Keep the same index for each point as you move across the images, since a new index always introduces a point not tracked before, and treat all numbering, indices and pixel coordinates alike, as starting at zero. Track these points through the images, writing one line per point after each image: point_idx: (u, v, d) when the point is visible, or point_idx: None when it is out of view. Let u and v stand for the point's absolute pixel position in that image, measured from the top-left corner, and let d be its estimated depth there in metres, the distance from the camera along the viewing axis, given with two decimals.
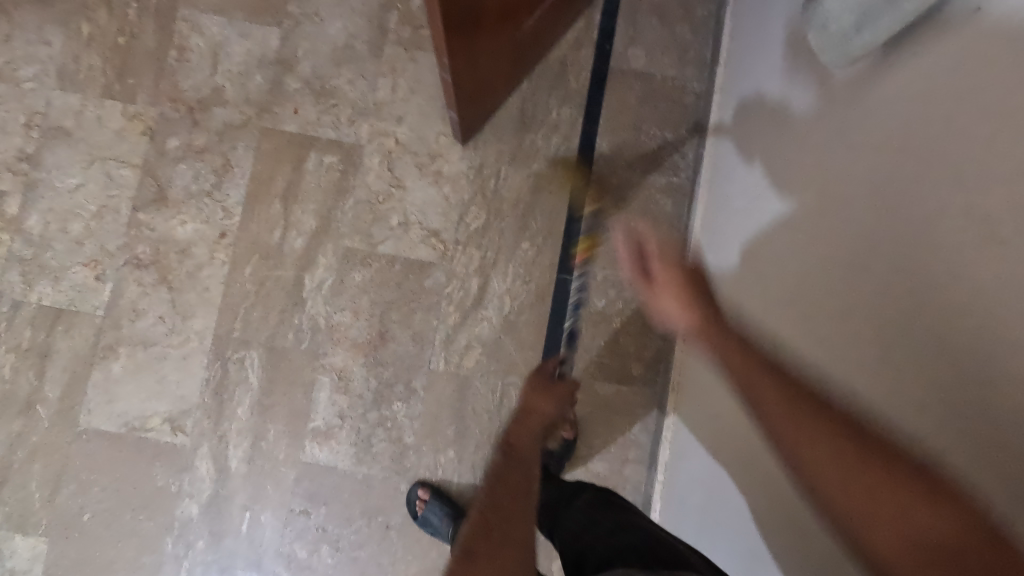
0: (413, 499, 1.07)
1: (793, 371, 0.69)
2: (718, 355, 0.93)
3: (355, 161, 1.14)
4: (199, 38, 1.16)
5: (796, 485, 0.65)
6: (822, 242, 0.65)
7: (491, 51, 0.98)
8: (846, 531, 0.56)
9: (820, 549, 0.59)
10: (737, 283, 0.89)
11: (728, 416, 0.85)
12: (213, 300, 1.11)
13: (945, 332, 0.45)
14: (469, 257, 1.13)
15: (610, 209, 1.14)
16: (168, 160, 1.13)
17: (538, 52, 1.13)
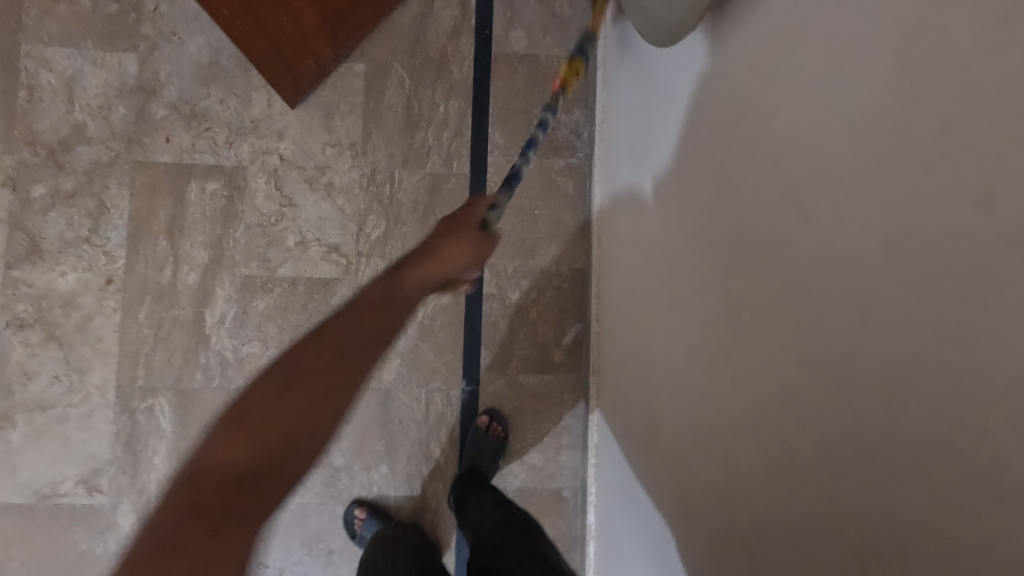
0: (350, 519, 1.05)
1: (676, 348, 0.66)
2: (623, 334, 0.92)
3: (239, 184, 1.09)
4: (49, 74, 1.07)
5: (683, 469, 0.61)
6: (690, 211, 0.63)
7: (293, 23, 0.91)
8: (720, 516, 0.52)
9: (703, 536, 0.55)
10: (631, 261, 0.87)
11: (635, 397, 0.83)
12: (110, 350, 1.06)
13: (789, 288, 0.43)
14: (374, 268, 1.10)
15: (512, 199, 1.12)
16: (36, 209, 1.06)
17: (370, 11, 1.06)
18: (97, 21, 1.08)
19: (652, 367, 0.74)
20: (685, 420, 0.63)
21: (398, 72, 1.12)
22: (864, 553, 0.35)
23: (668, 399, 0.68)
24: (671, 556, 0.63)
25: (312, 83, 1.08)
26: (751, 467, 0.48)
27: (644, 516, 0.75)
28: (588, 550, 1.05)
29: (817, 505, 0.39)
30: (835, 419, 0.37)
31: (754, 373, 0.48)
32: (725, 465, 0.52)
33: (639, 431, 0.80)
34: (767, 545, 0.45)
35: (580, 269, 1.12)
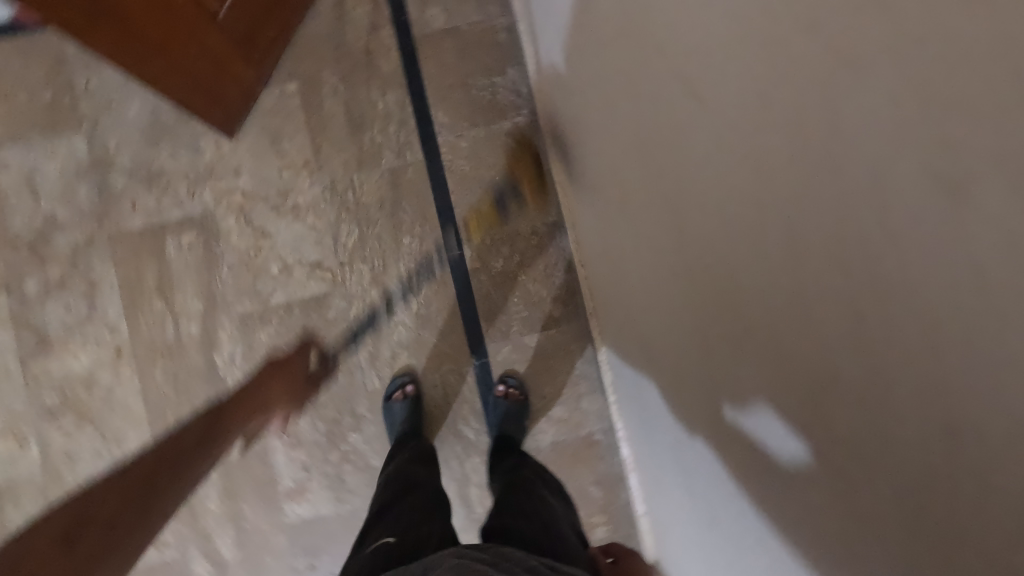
0: (394, 388, 1.10)
1: (638, 258, 0.70)
2: (603, 271, 0.93)
3: (212, 229, 1.12)
4: (9, 174, 1.11)
5: (676, 365, 0.64)
6: (619, 136, 0.64)
7: (206, 56, 0.92)
8: (712, 392, 0.55)
9: (705, 415, 0.58)
10: (592, 199, 0.89)
11: (626, 322, 0.86)
12: (139, 416, 1.11)
13: (712, 176, 0.44)
14: (359, 273, 1.12)
15: (472, 172, 1.14)
16: (35, 304, 1.10)
17: (280, 26, 1.06)
18: (37, 112, 1.11)
19: (627, 284, 0.77)
20: (670, 332, 0.64)
21: (330, 80, 1.13)
22: (836, 400, 0.37)
23: (646, 307, 0.71)
24: (692, 457, 0.65)
25: (243, 110, 1.10)
26: (733, 354, 0.50)
27: (659, 425, 0.78)
28: (630, 483, 1.08)
29: (772, 338, 0.42)
30: (785, 284, 0.39)
31: (710, 265, 0.49)
32: (712, 362, 0.54)
33: (641, 358, 0.82)
34: (749, 399, 0.48)
35: (554, 221, 1.13)
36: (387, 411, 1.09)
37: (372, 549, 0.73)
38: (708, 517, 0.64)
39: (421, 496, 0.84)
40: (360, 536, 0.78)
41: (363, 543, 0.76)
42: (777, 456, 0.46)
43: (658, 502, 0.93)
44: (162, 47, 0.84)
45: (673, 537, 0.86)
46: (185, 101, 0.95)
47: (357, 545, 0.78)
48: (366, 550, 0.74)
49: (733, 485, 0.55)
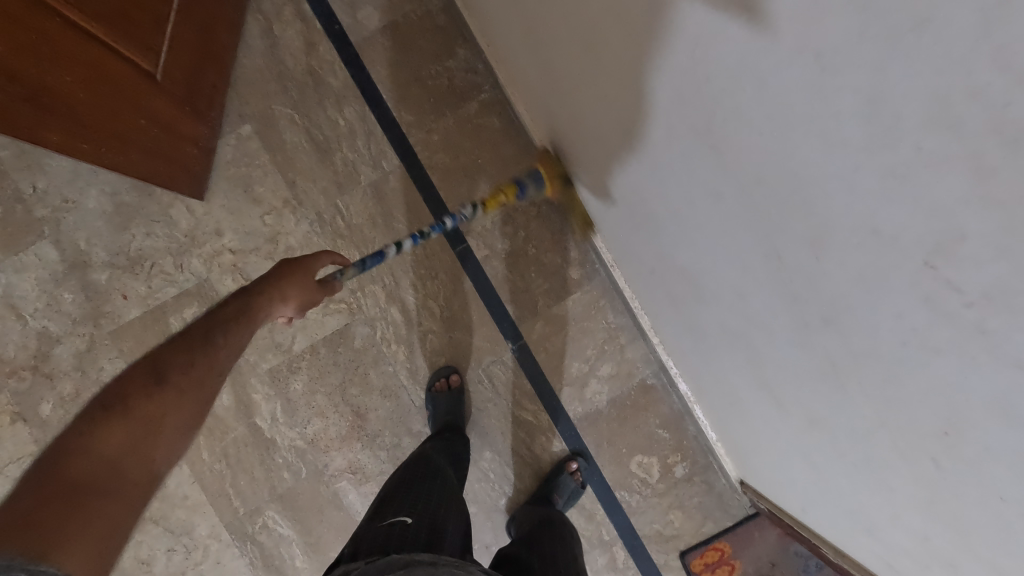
0: (438, 377, 1.10)
1: (620, 138, 0.73)
2: (620, 219, 0.91)
3: (212, 296, 1.08)
4: None
5: (688, 222, 0.67)
6: (600, 68, 0.67)
7: (153, 118, 0.85)
8: (726, 222, 0.58)
9: (728, 251, 0.61)
10: (590, 149, 0.86)
11: (653, 252, 0.84)
12: (199, 500, 1.08)
13: (696, 62, 0.47)
14: (374, 295, 1.10)
15: (453, 163, 1.11)
16: (57, 424, 1.06)
17: (217, 69, 1.01)
18: None
19: (621, 176, 0.80)
20: (681, 217, 0.68)
21: (283, 112, 1.09)
22: (873, 224, 0.38)
23: (643, 185, 0.74)
24: (769, 356, 0.65)
25: (206, 167, 1.05)
26: (769, 228, 0.51)
27: (705, 326, 0.80)
28: (697, 416, 1.09)
29: (739, 113, 0.46)
30: (791, 136, 0.41)
31: (718, 144, 0.51)
32: (732, 229, 0.58)
33: (681, 294, 0.82)
34: (754, 201, 0.51)
35: None
36: (428, 401, 1.08)
37: (388, 524, 0.74)
38: (806, 406, 0.63)
39: (439, 485, 0.86)
40: (377, 508, 0.80)
41: (379, 516, 0.77)
42: (846, 309, 0.46)
43: (730, 422, 0.92)
44: (114, 130, 0.79)
45: (765, 446, 0.83)
46: (140, 172, 0.88)
47: (371, 515, 0.79)
48: (381, 523, 0.75)
49: (795, 352, 0.58)
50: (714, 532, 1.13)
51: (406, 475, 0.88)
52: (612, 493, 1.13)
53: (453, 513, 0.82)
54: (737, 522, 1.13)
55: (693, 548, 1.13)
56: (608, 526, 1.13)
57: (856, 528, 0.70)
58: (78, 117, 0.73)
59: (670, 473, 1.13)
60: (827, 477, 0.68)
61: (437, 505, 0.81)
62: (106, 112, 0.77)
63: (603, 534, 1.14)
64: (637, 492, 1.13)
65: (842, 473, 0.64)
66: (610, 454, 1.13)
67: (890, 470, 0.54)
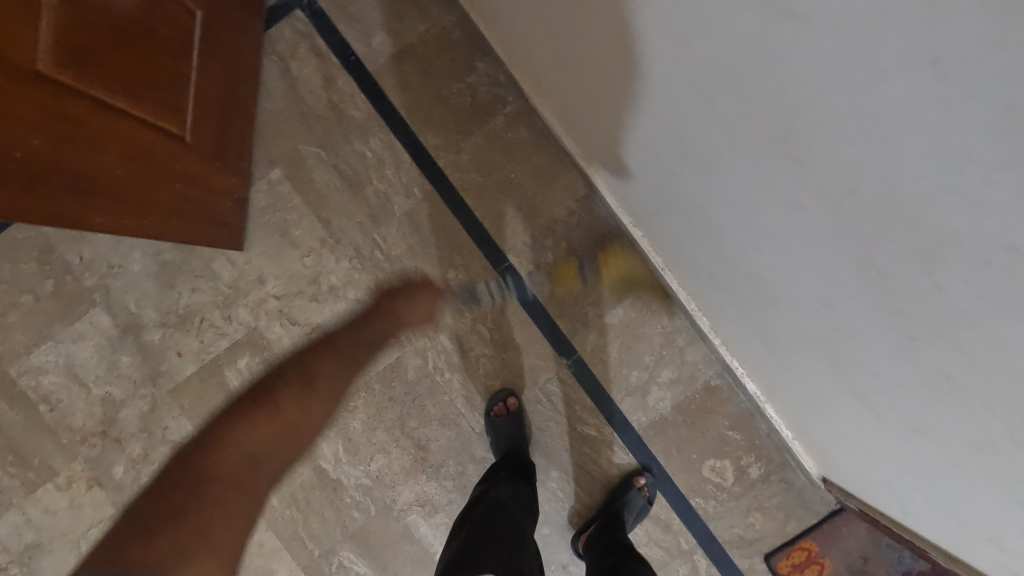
0: (496, 401, 1.07)
1: (665, 144, 0.69)
2: (671, 225, 0.87)
3: (263, 343, 1.08)
4: (50, 375, 1.07)
5: (754, 227, 0.63)
6: (642, 78, 0.64)
7: (186, 180, 0.84)
8: (803, 228, 0.54)
9: (805, 258, 0.57)
10: (633, 156, 0.82)
11: (711, 258, 0.80)
12: (275, 546, 1.08)
13: (765, 64, 0.44)
14: (422, 325, 1.08)
15: (485, 181, 1.08)
16: (131, 484, 1.07)
17: (241, 118, 1.00)
18: (48, 304, 1.07)
19: (669, 181, 0.76)
20: (745, 222, 0.64)
21: (310, 151, 1.08)
22: (1008, 241, 0.34)
23: (696, 190, 0.70)
24: (862, 367, 0.60)
25: (241, 218, 1.04)
26: (863, 242, 0.47)
27: (777, 330, 0.75)
28: (770, 415, 1.04)
29: (820, 118, 0.42)
30: (895, 146, 0.37)
31: (794, 154, 0.48)
32: (810, 237, 0.53)
33: (749, 298, 0.77)
34: (839, 208, 0.47)
35: (585, 195, 1.08)
36: (488, 427, 1.06)
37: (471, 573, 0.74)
38: (912, 419, 0.58)
39: (511, 531, 0.85)
40: (457, 554, 0.80)
41: (461, 561, 0.78)
42: (968, 326, 0.42)
43: (811, 425, 0.87)
44: (153, 202, 0.78)
45: (855, 451, 0.78)
46: (181, 236, 0.87)
47: (451, 561, 0.79)
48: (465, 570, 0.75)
49: (895, 360, 0.54)
50: (800, 531, 1.08)
51: (477, 523, 0.87)
52: (686, 500, 1.09)
53: (526, 555, 0.82)
54: (821, 519, 1.08)
55: (777, 549, 1.08)
56: (686, 535, 1.09)
57: (977, 539, 0.64)
58: (119, 194, 0.73)
59: (745, 474, 1.08)
60: (936, 483, 0.63)
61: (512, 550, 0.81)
62: (145, 185, 0.76)
63: (682, 543, 1.09)
64: (714, 497, 1.09)
65: (957, 481, 0.59)
66: (681, 462, 1.09)
67: (1022, 485, 0.49)
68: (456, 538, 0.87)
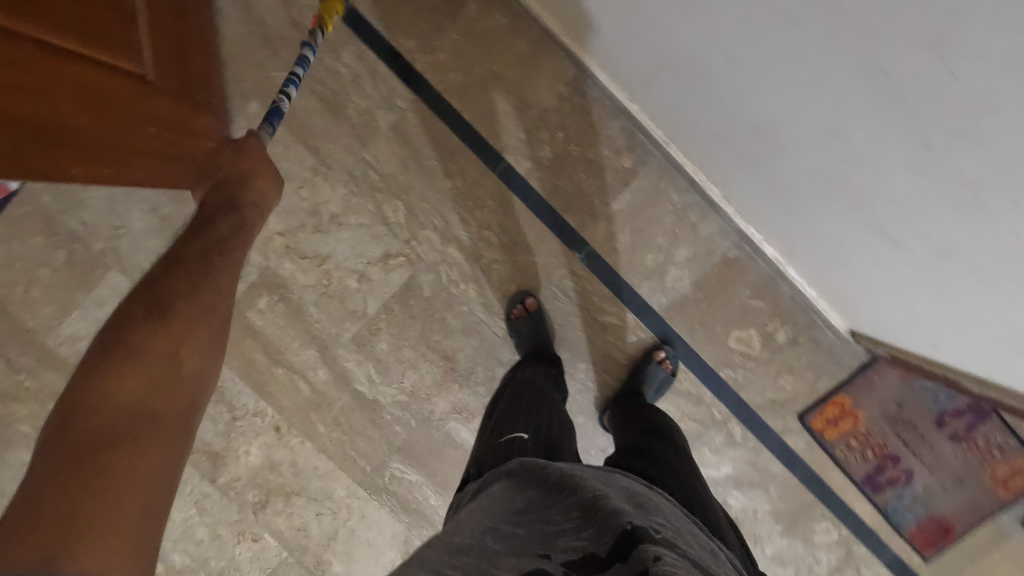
0: (513, 304, 1.08)
1: None
2: (666, 88, 0.81)
3: (277, 281, 1.09)
4: (84, 341, 1.11)
5: (752, 63, 0.58)
6: None
7: (157, 118, 0.81)
8: (808, 39, 0.50)
9: (810, 79, 0.53)
10: (620, 11, 0.75)
11: (711, 116, 0.76)
12: (329, 467, 1.15)
13: None
14: (428, 240, 1.07)
15: (468, 79, 1.03)
16: None
17: (202, 51, 0.95)
18: (64, 273, 1.09)
19: (658, 34, 0.70)
20: (740, 61, 0.60)
21: (283, 77, 1.03)
22: None
23: (687, 35, 0.65)
24: (878, 195, 0.58)
25: None
26: (887, 26, 0.43)
27: (785, 180, 0.72)
28: (793, 277, 1.03)
29: None
30: None
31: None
32: (818, 48, 0.49)
33: (755, 153, 0.74)
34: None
35: (575, 76, 1.02)
36: (510, 329, 1.06)
37: (507, 441, 0.77)
38: (906, 237, 0.59)
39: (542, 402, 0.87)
40: (495, 425, 0.83)
41: (498, 432, 0.80)
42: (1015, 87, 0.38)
43: (831, 276, 0.85)
44: (128, 147, 0.76)
45: (878, 291, 0.76)
46: (166, 182, 0.85)
47: (492, 431, 0.82)
48: (500, 441, 0.77)
49: (913, 172, 0.51)
50: (832, 387, 1.09)
51: (511, 399, 0.89)
52: (716, 374, 1.10)
53: (559, 424, 0.83)
54: (853, 373, 1.08)
55: (811, 408, 1.10)
56: (718, 407, 1.11)
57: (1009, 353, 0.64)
58: (91, 141, 0.71)
59: (772, 340, 1.08)
60: (963, 306, 0.61)
61: (545, 418, 0.83)
62: (116, 128, 0.74)
63: (716, 414, 1.11)
64: (744, 367, 1.09)
65: (981, 296, 0.57)
66: (706, 337, 1.09)
67: None
68: (493, 412, 0.89)
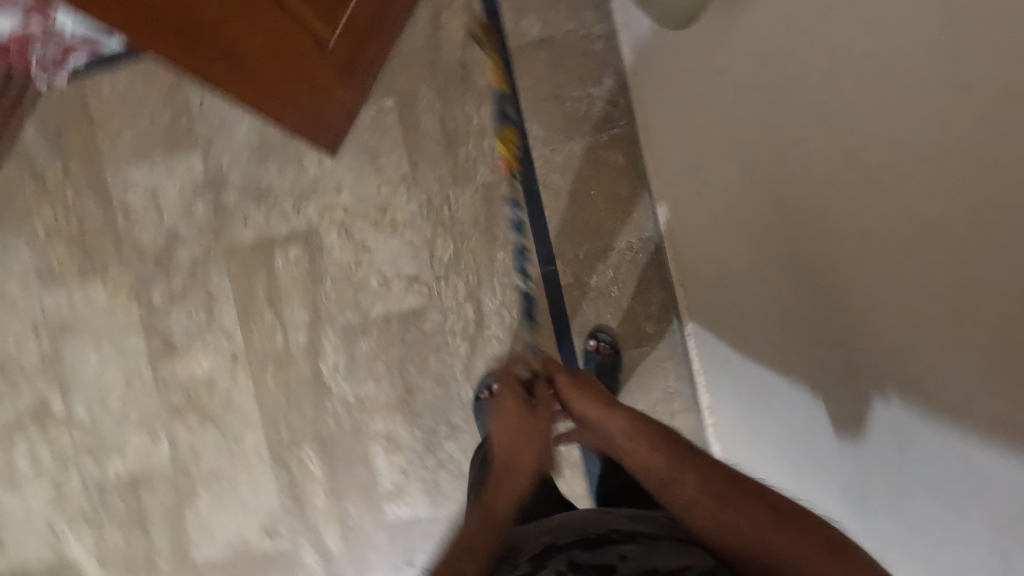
0: (483, 388, 1.13)
1: (766, 245, 0.72)
2: (726, 308, 0.91)
3: (316, 243, 1.18)
4: (136, 193, 1.20)
5: (812, 355, 0.67)
6: (772, 184, 0.67)
7: (312, 76, 0.93)
8: (855, 378, 0.58)
9: (845, 403, 0.61)
10: (721, 232, 0.86)
11: (753, 356, 0.84)
12: (254, 416, 1.20)
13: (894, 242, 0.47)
14: (454, 287, 1.15)
15: (565, 186, 1.13)
16: (161, 312, 1.21)
17: (377, 45, 1.09)
18: (158, 133, 1.19)
19: (749, 274, 0.79)
20: (805, 348, 0.68)
21: (426, 96, 1.14)
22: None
23: (773, 297, 0.74)
24: (851, 517, 0.64)
25: (343, 128, 1.13)
26: (907, 423, 0.50)
27: (782, 442, 0.80)
28: None
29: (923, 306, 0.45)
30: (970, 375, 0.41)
31: (873, 254, 0.51)
32: (860, 391, 0.57)
33: (769, 406, 0.82)
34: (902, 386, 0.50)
35: (651, 236, 1.12)
36: (476, 409, 1.11)
37: None
38: (876, 547, 0.59)
39: None
40: None
41: None
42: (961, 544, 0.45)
43: None
44: (279, 87, 0.88)
45: None
46: (290, 124, 0.97)
47: None
48: None
49: (881, 529, 0.58)
50: None
51: None
52: None
53: None
54: None
55: None
56: None
57: None
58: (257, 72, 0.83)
59: None
60: None
61: None
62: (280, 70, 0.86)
63: None
64: None
65: None
66: None
67: None
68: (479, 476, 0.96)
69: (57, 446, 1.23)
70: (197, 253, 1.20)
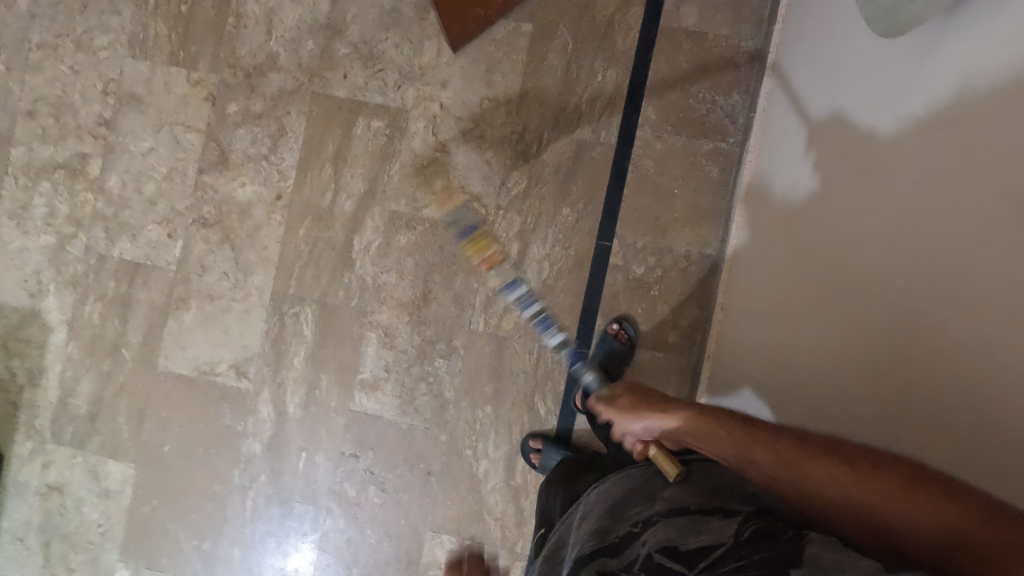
0: (528, 452, 1.14)
1: (839, 305, 0.76)
2: (764, 350, 0.94)
3: (401, 125, 1.18)
4: (255, 5, 1.20)
5: (857, 412, 0.71)
6: (873, 251, 0.70)
7: None
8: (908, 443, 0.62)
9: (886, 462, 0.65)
10: (791, 280, 0.89)
11: (778, 398, 0.88)
12: (271, 258, 1.20)
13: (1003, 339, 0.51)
14: (509, 222, 1.15)
15: (653, 175, 1.13)
16: (229, 124, 1.21)
17: None
18: None
19: (807, 326, 0.83)
20: (852, 405, 0.72)
21: (563, 35, 1.14)
22: None
23: (827, 352, 0.78)
24: None
25: (477, 30, 1.14)
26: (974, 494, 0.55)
27: None
28: None
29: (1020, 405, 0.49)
30: None
31: (973, 346, 0.54)
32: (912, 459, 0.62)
33: None
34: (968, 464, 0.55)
35: (710, 255, 1.12)
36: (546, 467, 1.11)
37: None
38: None
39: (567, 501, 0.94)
40: None
41: None
42: None
43: None
44: None
45: None
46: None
47: None
48: None
49: None
50: None
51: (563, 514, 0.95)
52: None
53: None
54: None
55: None
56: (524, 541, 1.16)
57: None
58: None
59: None
60: None
61: None
62: None
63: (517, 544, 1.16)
64: None
65: None
66: None
67: None
68: None
69: (76, 204, 1.23)
70: (287, 85, 1.20)
